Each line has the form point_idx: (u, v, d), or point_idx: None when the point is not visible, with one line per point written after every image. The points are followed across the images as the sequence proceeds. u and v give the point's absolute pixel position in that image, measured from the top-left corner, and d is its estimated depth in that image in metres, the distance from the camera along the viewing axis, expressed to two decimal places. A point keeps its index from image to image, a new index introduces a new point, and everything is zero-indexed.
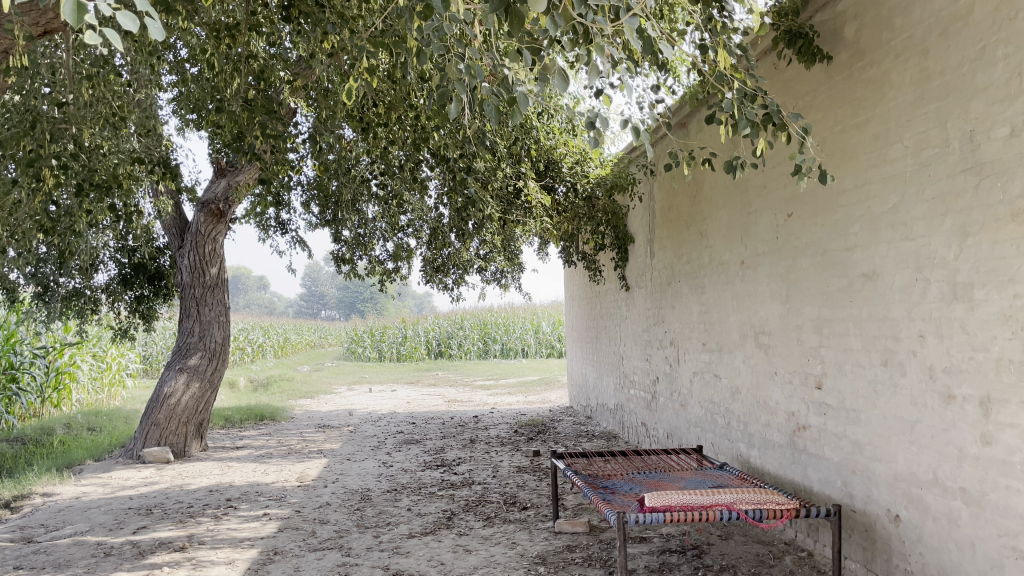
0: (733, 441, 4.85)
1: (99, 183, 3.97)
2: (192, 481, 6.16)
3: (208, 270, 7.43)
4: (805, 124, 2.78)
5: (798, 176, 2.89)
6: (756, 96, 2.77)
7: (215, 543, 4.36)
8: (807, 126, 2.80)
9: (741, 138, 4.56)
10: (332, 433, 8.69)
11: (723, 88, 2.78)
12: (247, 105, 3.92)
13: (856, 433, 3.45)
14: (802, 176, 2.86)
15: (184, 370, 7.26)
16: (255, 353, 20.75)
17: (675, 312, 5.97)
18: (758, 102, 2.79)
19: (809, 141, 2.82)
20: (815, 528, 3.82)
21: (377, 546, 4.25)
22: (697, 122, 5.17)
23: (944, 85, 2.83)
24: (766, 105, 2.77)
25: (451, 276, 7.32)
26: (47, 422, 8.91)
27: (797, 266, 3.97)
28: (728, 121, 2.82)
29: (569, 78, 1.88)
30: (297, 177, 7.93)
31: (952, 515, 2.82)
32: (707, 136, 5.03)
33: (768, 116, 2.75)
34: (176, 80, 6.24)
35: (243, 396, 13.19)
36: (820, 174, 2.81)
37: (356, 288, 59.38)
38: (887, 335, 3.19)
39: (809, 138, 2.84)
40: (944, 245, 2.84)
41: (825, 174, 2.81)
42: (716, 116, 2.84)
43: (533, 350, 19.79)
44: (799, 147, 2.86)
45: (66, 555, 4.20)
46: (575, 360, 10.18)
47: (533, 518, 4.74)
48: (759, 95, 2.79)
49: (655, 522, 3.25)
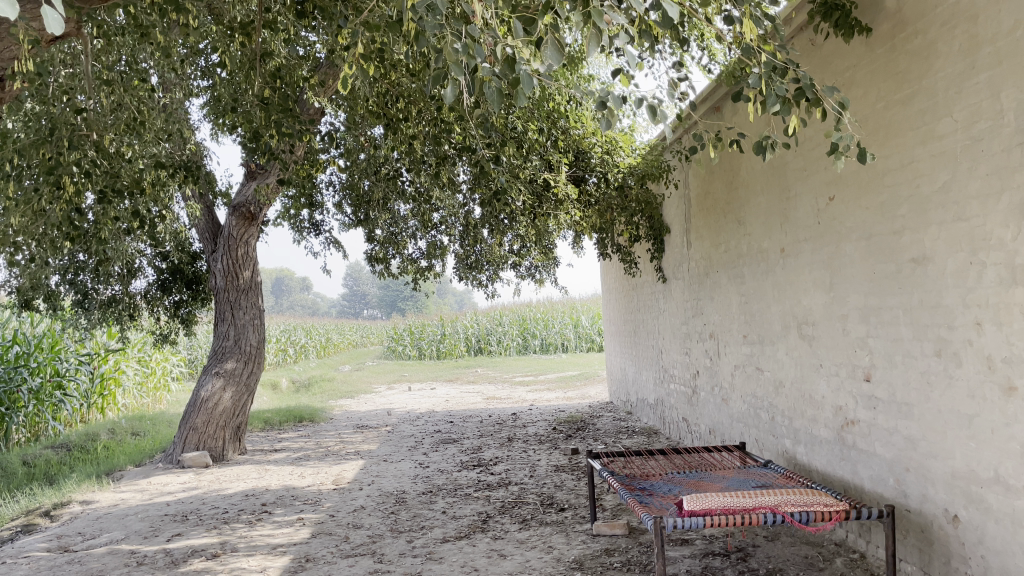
0: (778, 437, 4.65)
1: (122, 190, 3.93)
2: (229, 485, 6.13)
3: (241, 274, 7.40)
4: (842, 97, 2.56)
5: (835, 156, 2.67)
6: (788, 70, 2.57)
7: (248, 550, 4.30)
8: (844, 100, 2.58)
9: (773, 116, 4.36)
10: (370, 434, 8.65)
11: (751, 61, 2.59)
12: (264, 104, 3.82)
13: (909, 428, 3.24)
14: (840, 155, 2.64)
15: (221, 374, 7.26)
16: (297, 354, 20.95)
17: (714, 303, 5.78)
18: (789, 76, 2.58)
19: (846, 116, 2.60)
20: (867, 528, 3.62)
21: (410, 551, 4.15)
22: (730, 102, 4.96)
23: (996, 52, 2.62)
24: (799, 79, 2.54)
25: (486, 273, 7.23)
26: (92, 428, 9.01)
27: (840, 252, 3.77)
28: (757, 99, 2.62)
29: (564, 49, 1.75)
30: (329, 177, 7.89)
31: (1016, 516, 2.61)
32: (740, 117, 4.82)
33: (801, 91, 2.52)
34: (204, 84, 6.21)
35: (286, 397, 13.27)
36: (860, 153, 2.58)
37: (397, 287, 59.79)
38: (940, 324, 2.99)
39: (847, 113, 2.62)
40: (1001, 225, 2.63)
41: (865, 152, 2.59)
42: (744, 92, 2.65)
43: (573, 345, 19.63)
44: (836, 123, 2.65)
45: (100, 565, 4.17)
46: (613, 355, 10.00)
47: (571, 520, 4.60)
48: (790, 69, 2.58)
49: (694, 527, 3.07)
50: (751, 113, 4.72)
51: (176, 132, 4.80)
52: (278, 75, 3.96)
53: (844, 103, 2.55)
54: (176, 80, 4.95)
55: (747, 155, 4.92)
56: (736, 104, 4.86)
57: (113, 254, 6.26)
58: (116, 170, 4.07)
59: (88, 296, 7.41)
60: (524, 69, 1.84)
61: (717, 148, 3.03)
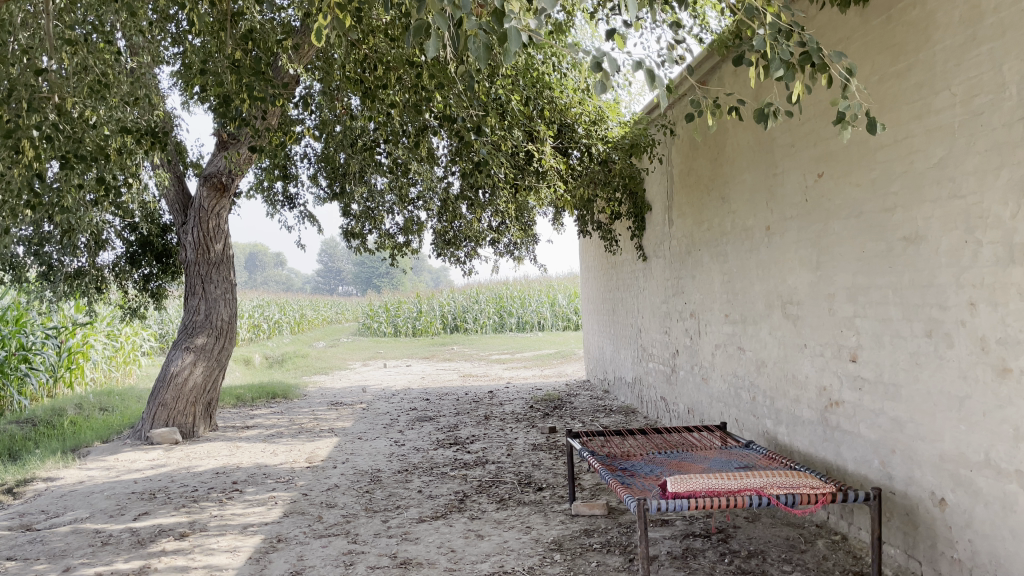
0: (759, 418, 4.60)
1: (86, 156, 3.75)
2: (199, 463, 5.99)
3: (212, 246, 7.18)
4: (849, 63, 2.44)
5: (841, 125, 2.54)
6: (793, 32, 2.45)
7: (218, 530, 4.18)
8: (852, 67, 2.44)
9: (776, 81, 4.02)
10: (344, 411, 8.53)
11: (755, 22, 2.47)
12: (235, 67, 3.63)
13: (896, 410, 3.19)
14: (847, 125, 2.51)
15: (191, 349, 7.07)
16: (271, 330, 20.74)
17: (695, 282, 5.70)
18: (794, 40, 2.47)
19: (854, 84, 2.46)
20: (850, 510, 3.58)
21: (385, 531, 4.05)
22: (727, 68, 4.70)
23: (999, 23, 2.53)
24: (805, 42, 2.41)
25: (463, 250, 7.09)
26: (58, 402, 8.79)
27: (828, 230, 3.69)
28: (760, 63, 2.50)
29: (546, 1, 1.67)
30: (304, 148, 7.70)
31: (1006, 500, 2.57)
32: (741, 81, 4.51)
33: (807, 55, 2.40)
34: (177, 50, 5.99)
35: (258, 373, 13.11)
36: (869, 123, 2.45)
37: (372, 264, 59.49)
38: (932, 304, 2.92)
39: (855, 80, 2.49)
40: (999, 203, 2.55)
41: (875, 124, 2.46)
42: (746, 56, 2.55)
43: (549, 324, 19.56)
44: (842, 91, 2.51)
45: (63, 545, 4.03)
46: (591, 333, 9.93)
47: (549, 500, 4.53)
48: (795, 32, 2.46)
49: (678, 509, 3.00)
50: (754, 78, 4.37)
51: (144, 97, 4.56)
52: (251, 39, 3.78)
53: (852, 69, 2.42)
54: (145, 45, 4.74)
55: (734, 130, 4.83)
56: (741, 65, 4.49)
57: (78, 224, 6.04)
58: (78, 135, 3.85)
59: (53, 268, 7.18)
60: (510, 25, 1.75)
61: (715, 114, 2.90)
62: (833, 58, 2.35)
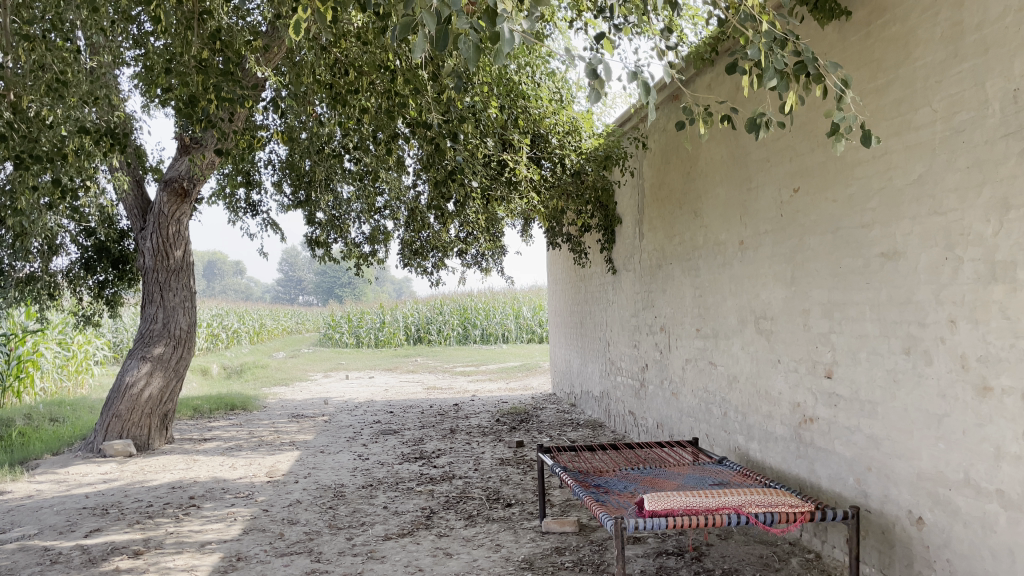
0: (730, 433, 4.57)
1: (41, 155, 3.58)
2: (155, 477, 5.79)
3: (172, 253, 6.96)
4: (844, 75, 2.43)
5: (835, 138, 2.52)
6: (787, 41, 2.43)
7: (174, 548, 4.02)
8: (847, 78, 2.44)
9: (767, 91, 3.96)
10: (306, 424, 8.34)
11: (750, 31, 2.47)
12: (201, 66, 3.50)
13: (872, 427, 3.17)
14: (841, 138, 2.49)
15: (148, 359, 6.85)
16: (229, 339, 20.33)
17: (665, 296, 5.69)
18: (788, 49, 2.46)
19: (849, 95, 2.46)
20: (823, 528, 3.55)
21: (349, 550, 3.92)
22: (704, 81, 4.71)
23: (982, 40, 2.52)
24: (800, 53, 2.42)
25: (431, 261, 6.96)
26: (7, 412, 8.48)
27: (803, 246, 3.68)
28: (754, 71, 2.49)
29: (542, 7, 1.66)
30: (269, 154, 7.54)
31: (986, 520, 2.54)
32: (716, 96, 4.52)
33: (802, 66, 2.40)
34: (138, 51, 5.81)
35: (216, 383, 12.81)
36: (864, 135, 2.43)
37: (334, 274, 59.03)
38: (911, 321, 2.90)
39: (850, 92, 2.48)
40: (980, 220, 2.54)
41: (869, 135, 2.43)
42: (740, 64, 2.53)
43: (514, 336, 19.54)
44: (838, 102, 2.49)
45: (9, 563, 3.83)
46: (558, 346, 9.86)
47: (518, 517, 4.44)
48: (790, 40, 2.45)
49: (656, 527, 2.94)
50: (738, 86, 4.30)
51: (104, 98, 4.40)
52: (219, 40, 3.65)
53: (846, 80, 2.42)
54: (106, 43, 4.58)
55: (706, 145, 4.82)
56: (721, 74, 4.47)
57: (31, 228, 5.83)
58: (34, 135, 3.69)
59: (4, 273, 6.93)
60: (503, 26, 1.76)
61: (706, 125, 2.88)
62: (829, 68, 2.36)
